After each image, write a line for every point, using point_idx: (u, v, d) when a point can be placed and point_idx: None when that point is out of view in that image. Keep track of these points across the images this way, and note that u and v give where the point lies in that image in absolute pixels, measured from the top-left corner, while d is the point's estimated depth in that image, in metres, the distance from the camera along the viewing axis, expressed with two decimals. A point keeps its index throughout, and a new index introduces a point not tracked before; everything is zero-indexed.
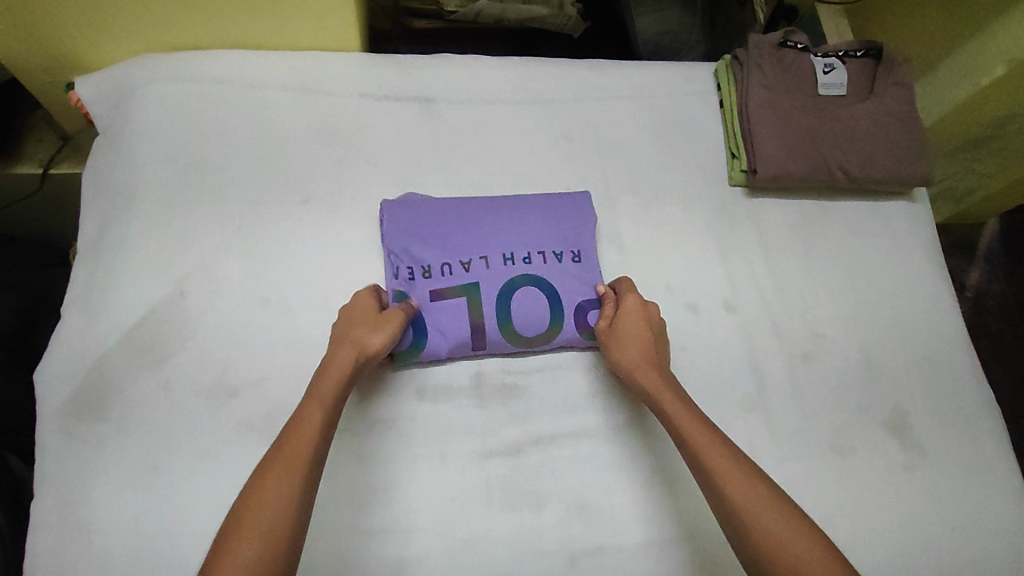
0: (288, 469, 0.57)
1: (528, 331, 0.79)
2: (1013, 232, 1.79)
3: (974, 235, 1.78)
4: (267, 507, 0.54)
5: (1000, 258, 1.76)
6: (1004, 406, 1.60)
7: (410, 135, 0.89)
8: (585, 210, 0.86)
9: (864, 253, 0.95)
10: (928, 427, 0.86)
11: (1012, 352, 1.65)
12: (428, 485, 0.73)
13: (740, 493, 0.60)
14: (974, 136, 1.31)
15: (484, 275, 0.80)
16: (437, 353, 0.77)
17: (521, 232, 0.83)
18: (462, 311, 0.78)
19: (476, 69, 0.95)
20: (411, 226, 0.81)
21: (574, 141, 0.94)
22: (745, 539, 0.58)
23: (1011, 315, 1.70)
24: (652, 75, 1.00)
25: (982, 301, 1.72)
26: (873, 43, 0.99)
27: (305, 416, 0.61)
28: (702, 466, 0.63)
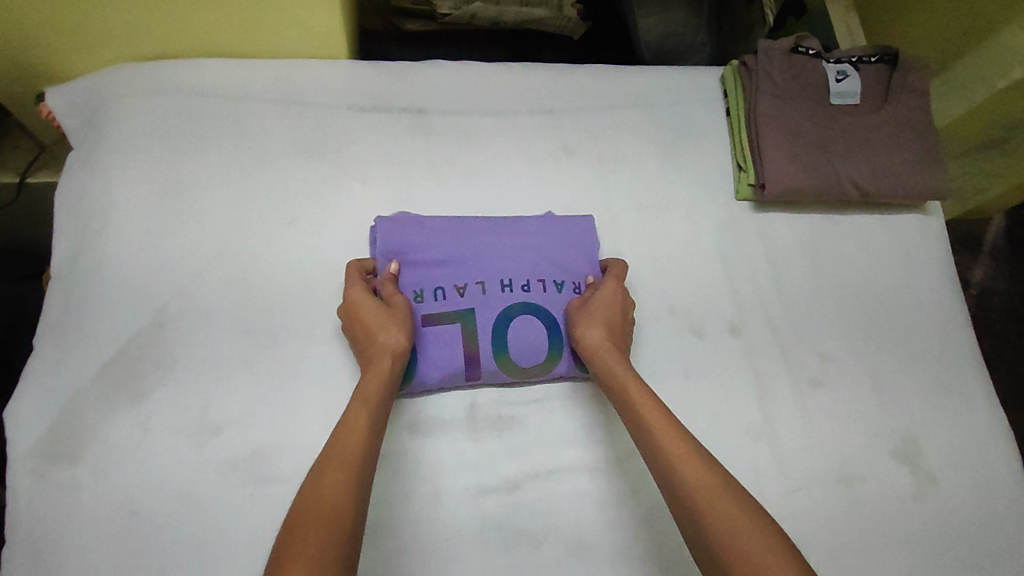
0: (340, 479, 0.56)
1: (524, 362, 0.75)
2: (1018, 228, 1.75)
3: (979, 232, 1.74)
4: (323, 508, 0.53)
5: (1006, 256, 1.72)
6: (1008, 407, 1.57)
7: (401, 148, 0.85)
8: (588, 238, 0.82)
9: (875, 271, 0.92)
10: (940, 454, 0.83)
11: (1016, 352, 1.63)
12: (420, 524, 0.70)
13: (689, 472, 0.57)
14: (986, 138, 1.27)
15: (479, 302, 0.75)
16: (428, 383, 0.73)
17: (520, 259, 0.79)
18: (456, 340, 0.74)
19: (471, 76, 0.90)
20: (404, 247, 0.77)
21: (573, 153, 0.89)
22: (688, 517, 0.55)
23: (1016, 314, 1.67)
24: (655, 82, 0.95)
25: (986, 299, 1.69)
26: (887, 48, 0.94)
27: (353, 418, 0.61)
28: (654, 445, 0.61)
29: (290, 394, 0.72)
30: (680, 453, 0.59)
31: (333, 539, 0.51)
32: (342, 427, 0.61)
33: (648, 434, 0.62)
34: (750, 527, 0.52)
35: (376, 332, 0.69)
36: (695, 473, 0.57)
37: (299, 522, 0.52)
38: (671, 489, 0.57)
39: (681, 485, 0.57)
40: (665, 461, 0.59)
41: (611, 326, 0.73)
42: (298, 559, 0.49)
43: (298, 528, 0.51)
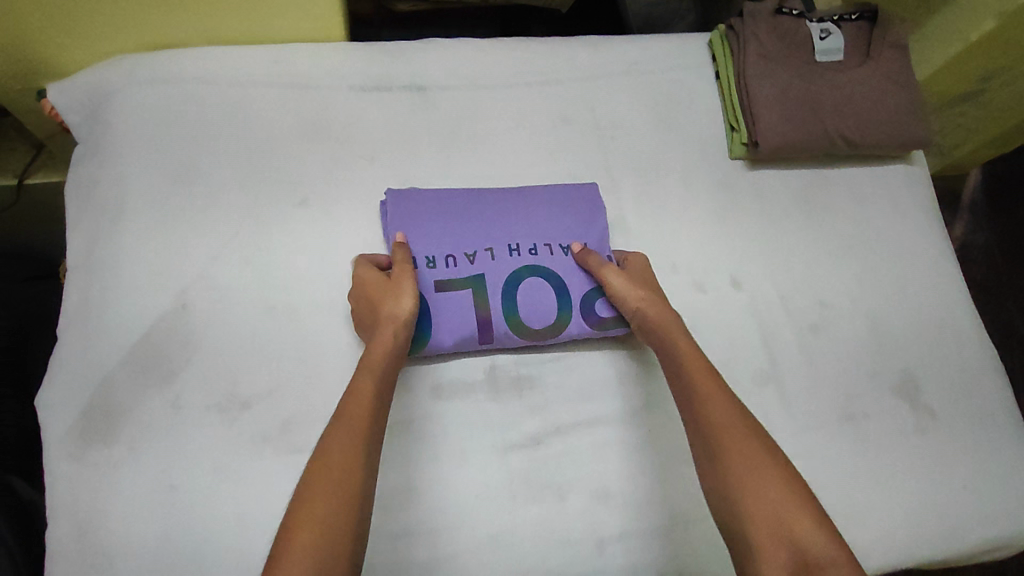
0: (352, 435, 0.60)
1: (534, 324, 0.77)
2: (994, 181, 1.81)
3: (958, 185, 1.81)
4: (340, 463, 0.58)
5: (982, 208, 1.79)
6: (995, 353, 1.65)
7: (405, 126, 0.86)
8: (595, 199, 0.85)
9: (865, 220, 0.95)
10: (937, 388, 0.88)
11: (994, 300, 1.71)
12: (450, 482, 0.73)
13: (722, 416, 0.65)
14: (963, 90, 1.35)
15: (489, 267, 0.78)
16: (443, 347, 0.75)
17: (528, 224, 0.82)
18: (468, 304, 0.76)
19: (468, 53, 0.92)
20: (416, 216, 0.79)
21: (571, 122, 0.92)
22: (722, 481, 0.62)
23: (995, 264, 1.74)
24: (646, 50, 0.98)
25: (966, 252, 1.76)
26: (866, 6, 0.97)
27: (361, 380, 0.65)
28: (691, 390, 0.68)
29: (314, 367, 0.75)
30: (712, 404, 0.66)
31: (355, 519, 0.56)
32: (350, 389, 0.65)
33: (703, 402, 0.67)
34: (784, 507, 0.58)
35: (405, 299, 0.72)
36: (722, 420, 0.64)
37: (317, 470, 0.58)
38: (713, 452, 0.64)
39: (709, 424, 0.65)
40: (700, 405, 0.66)
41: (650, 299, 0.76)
42: (310, 516, 0.54)
43: (318, 481, 0.57)
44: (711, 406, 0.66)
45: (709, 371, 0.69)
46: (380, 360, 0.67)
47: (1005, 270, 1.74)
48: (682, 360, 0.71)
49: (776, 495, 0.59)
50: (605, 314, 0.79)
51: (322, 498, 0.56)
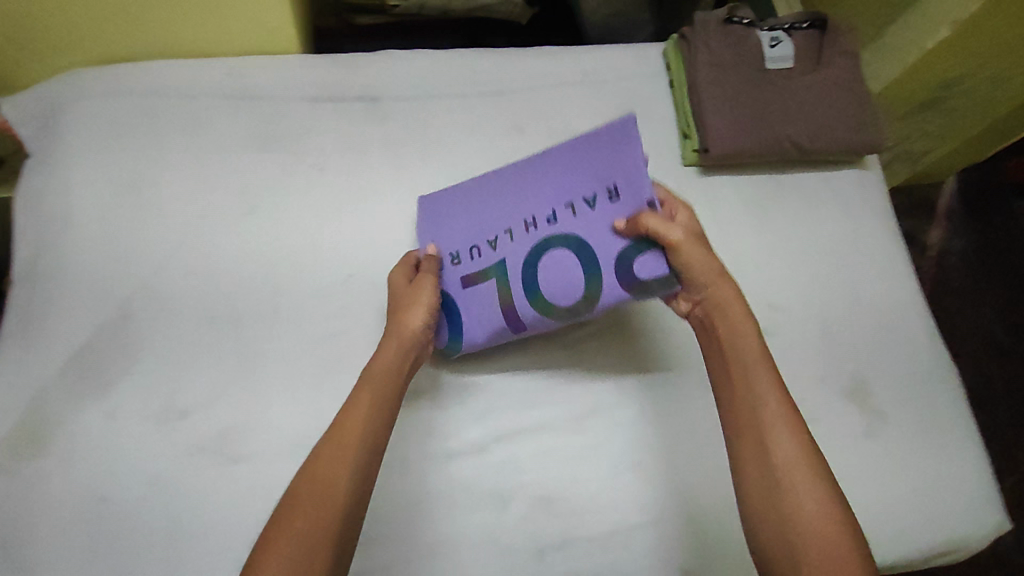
0: (337, 479, 0.57)
1: (560, 301, 0.72)
2: (969, 188, 1.83)
3: (931, 194, 1.84)
4: (315, 513, 0.55)
5: (959, 214, 1.81)
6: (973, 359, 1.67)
7: (357, 135, 0.87)
8: (629, 131, 0.67)
9: (816, 227, 0.97)
10: (886, 392, 0.89)
11: (973, 307, 1.73)
12: (390, 491, 0.73)
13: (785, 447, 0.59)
14: (925, 98, 1.38)
15: (508, 250, 0.75)
16: (479, 342, 0.76)
17: (540, 192, 0.74)
18: (491, 296, 0.75)
19: (424, 64, 0.93)
20: (443, 213, 0.80)
21: (524, 131, 0.92)
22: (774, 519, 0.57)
23: (973, 270, 1.76)
24: (601, 59, 0.99)
25: (943, 259, 1.78)
26: (817, 14, 0.98)
27: (352, 410, 0.62)
28: (749, 403, 0.62)
29: (253, 376, 0.76)
30: (775, 431, 0.60)
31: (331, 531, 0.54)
32: (340, 420, 0.62)
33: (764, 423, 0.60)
34: (842, 555, 0.53)
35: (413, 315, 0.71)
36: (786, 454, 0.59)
37: (289, 520, 0.54)
38: (768, 482, 0.58)
39: (776, 448, 0.59)
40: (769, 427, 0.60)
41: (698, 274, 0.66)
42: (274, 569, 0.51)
43: (283, 534, 0.53)
44: (774, 435, 0.60)
45: (773, 383, 0.62)
46: (372, 392, 0.64)
47: (977, 276, 1.75)
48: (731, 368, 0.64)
49: (825, 541, 0.54)
50: (647, 275, 0.67)
51: (304, 514, 0.54)
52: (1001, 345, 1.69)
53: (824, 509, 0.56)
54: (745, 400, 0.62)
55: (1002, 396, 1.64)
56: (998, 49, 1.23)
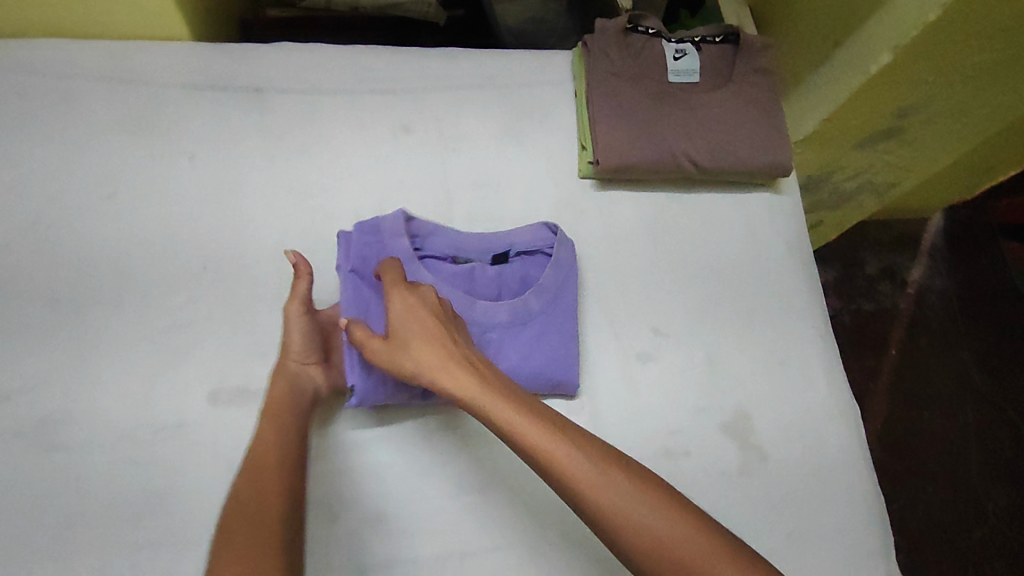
0: (253, 515, 0.57)
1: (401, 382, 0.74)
2: (953, 229, 1.88)
3: (918, 230, 1.88)
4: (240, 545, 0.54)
5: (942, 254, 1.85)
6: (944, 399, 1.68)
7: (234, 126, 0.85)
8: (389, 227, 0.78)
9: (716, 250, 0.91)
10: (769, 428, 0.83)
11: (948, 348, 1.74)
12: (212, 494, 0.69)
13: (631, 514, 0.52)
14: (880, 127, 1.31)
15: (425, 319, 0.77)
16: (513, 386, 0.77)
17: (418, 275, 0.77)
18: None
19: (316, 57, 0.91)
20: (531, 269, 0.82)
21: (412, 132, 0.90)
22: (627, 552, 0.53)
23: (951, 311, 1.78)
24: (504, 64, 0.96)
25: (924, 297, 1.80)
26: (731, 28, 0.95)
27: (262, 441, 0.64)
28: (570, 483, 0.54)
29: (84, 362, 0.73)
30: (614, 508, 0.53)
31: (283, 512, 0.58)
32: (246, 458, 0.63)
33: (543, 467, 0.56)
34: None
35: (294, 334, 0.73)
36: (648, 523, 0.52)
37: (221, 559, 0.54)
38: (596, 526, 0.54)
39: (623, 527, 0.52)
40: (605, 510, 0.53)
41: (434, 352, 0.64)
42: None
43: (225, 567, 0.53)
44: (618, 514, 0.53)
45: (555, 433, 0.56)
46: (280, 420, 0.67)
47: (975, 316, 1.78)
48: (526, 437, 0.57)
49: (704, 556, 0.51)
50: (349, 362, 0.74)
51: (239, 519, 0.56)
52: (993, 388, 1.71)
53: (637, 502, 0.53)
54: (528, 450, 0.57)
55: (966, 440, 1.64)
56: (950, 80, 1.17)
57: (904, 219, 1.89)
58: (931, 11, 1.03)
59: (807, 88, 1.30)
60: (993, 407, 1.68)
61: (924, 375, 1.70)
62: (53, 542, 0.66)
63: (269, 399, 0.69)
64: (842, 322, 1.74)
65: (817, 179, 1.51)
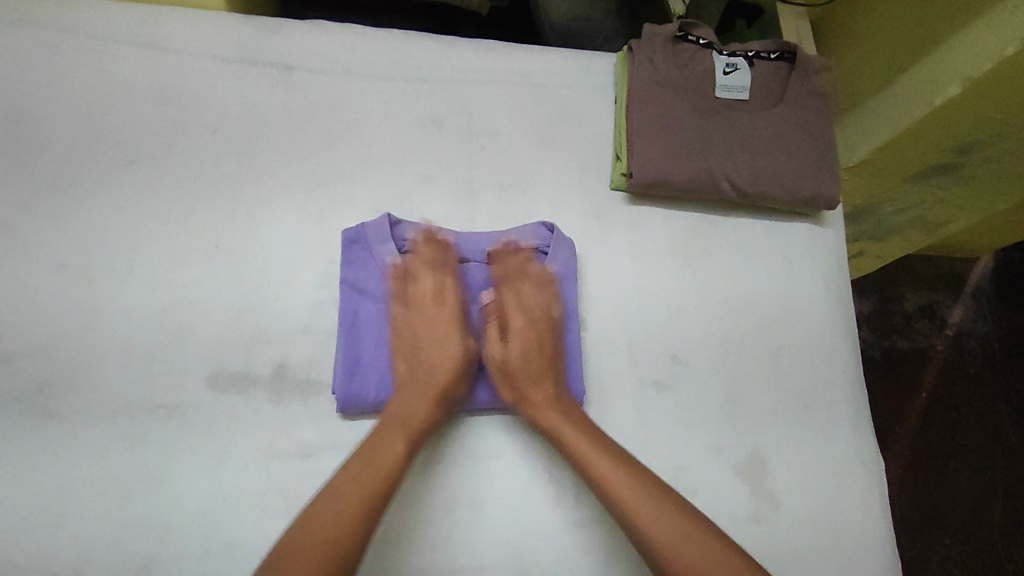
0: (360, 499, 0.60)
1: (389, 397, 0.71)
2: (1005, 274, 1.79)
3: (964, 270, 1.79)
4: (340, 533, 0.57)
5: (989, 299, 1.76)
6: (974, 452, 1.59)
7: (262, 103, 0.83)
8: (373, 237, 0.77)
9: (747, 278, 0.86)
10: (783, 473, 0.78)
11: (984, 398, 1.65)
12: (200, 479, 0.67)
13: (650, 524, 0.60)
14: (936, 162, 1.23)
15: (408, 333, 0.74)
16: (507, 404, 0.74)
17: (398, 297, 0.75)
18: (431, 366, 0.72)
19: (352, 37, 0.88)
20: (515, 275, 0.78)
21: (441, 125, 0.86)
22: (649, 556, 0.59)
23: (992, 359, 1.69)
24: (544, 63, 0.92)
25: (963, 341, 1.71)
26: (788, 45, 0.90)
27: (389, 440, 0.65)
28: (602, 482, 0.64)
29: (87, 329, 0.71)
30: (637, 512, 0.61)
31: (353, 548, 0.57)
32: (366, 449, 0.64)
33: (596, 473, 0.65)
34: None
35: (451, 354, 0.72)
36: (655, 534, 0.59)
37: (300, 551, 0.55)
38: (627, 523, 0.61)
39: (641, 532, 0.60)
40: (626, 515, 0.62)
41: (536, 357, 0.74)
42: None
43: (301, 558, 0.55)
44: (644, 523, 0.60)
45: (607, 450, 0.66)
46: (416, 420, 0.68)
47: (1017, 367, 1.69)
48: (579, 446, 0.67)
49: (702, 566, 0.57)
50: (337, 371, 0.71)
51: (320, 509, 0.59)
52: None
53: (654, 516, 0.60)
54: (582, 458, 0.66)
55: (992, 497, 1.55)
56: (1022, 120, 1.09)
57: (951, 257, 1.80)
58: (1009, 45, 0.96)
59: (862, 114, 1.23)
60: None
61: (953, 422, 1.62)
62: (35, 511, 0.64)
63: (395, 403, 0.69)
64: (873, 358, 1.66)
65: (862, 209, 1.44)
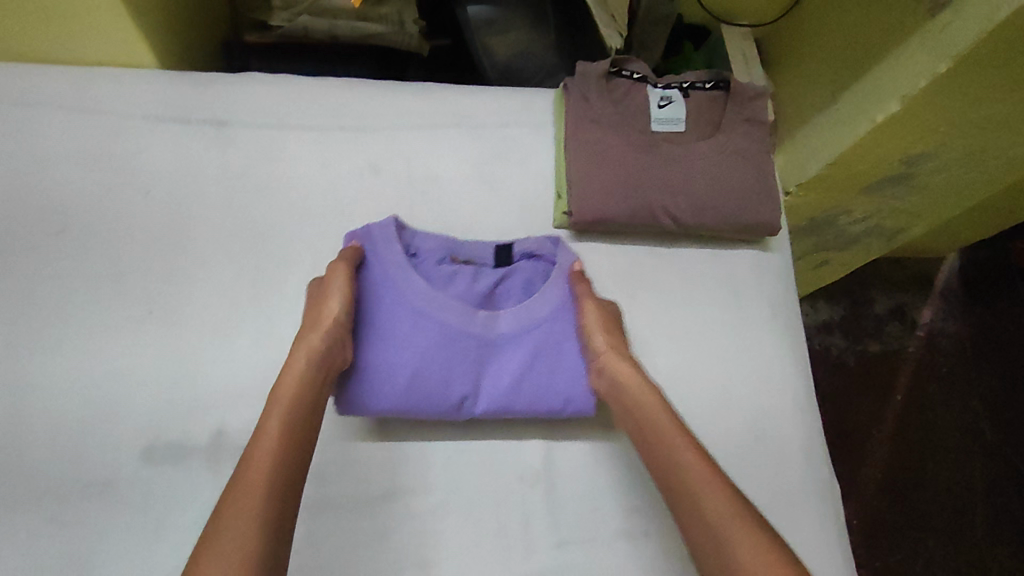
0: (261, 474, 0.56)
1: (424, 399, 0.72)
2: (971, 271, 1.80)
3: (930, 270, 1.80)
4: (242, 507, 0.53)
5: (957, 297, 1.77)
6: (950, 451, 1.60)
7: (196, 161, 0.82)
8: (387, 236, 0.77)
9: (698, 306, 0.86)
10: (742, 503, 0.77)
11: (958, 395, 1.66)
12: (136, 559, 0.65)
13: (703, 486, 0.59)
14: (887, 174, 1.25)
15: (438, 331, 0.73)
16: (548, 400, 0.74)
17: (416, 296, 0.74)
18: (461, 363, 0.74)
19: (287, 89, 0.87)
20: (521, 274, 0.81)
21: (380, 173, 0.86)
22: (691, 530, 0.58)
23: (963, 357, 1.70)
24: (483, 103, 0.92)
25: (935, 340, 1.72)
26: (721, 74, 0.91)
27: (272, 411, 0.61)
28: (671, 456, 0.62)
29: (15, 409, 0.69)
30: (687, 480, 0.60)
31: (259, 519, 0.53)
32: (260, 427, 0.60)
33: (673, 458, 0.62)
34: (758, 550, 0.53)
35: (324, 316, 0.70)
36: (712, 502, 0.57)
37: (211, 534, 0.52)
38: (680, 489, 0.60)
39: (692, 495, 0.59)
40: (680, 482, 0.60)
41: (621, 363, 0.72)
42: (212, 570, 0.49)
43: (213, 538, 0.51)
44: (695, 489, 0.59)
45: (676, 430, 0.64)
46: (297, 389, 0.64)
47: (988, 364, 1.70)
48: (654, 429, 0.65)
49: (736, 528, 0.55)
50: (359, 376, 0.72)
51: (233, 494, 0.55)
52: (1003, 440, 1.62)
53: (705, 481, 0.59)
54: (657, 433, 0.65)
55: (971, 496, 1.56)
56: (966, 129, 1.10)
57: (917, 257, 1.81)
58: (942, 61, 0.96)
59: (809, 134, 1.24)
60: (1002, 459, 1.61)
61: (929, 423, 1.62)
62: None
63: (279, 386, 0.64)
64: (845, 363, 1.67)
65: (821, 220, 1.45)
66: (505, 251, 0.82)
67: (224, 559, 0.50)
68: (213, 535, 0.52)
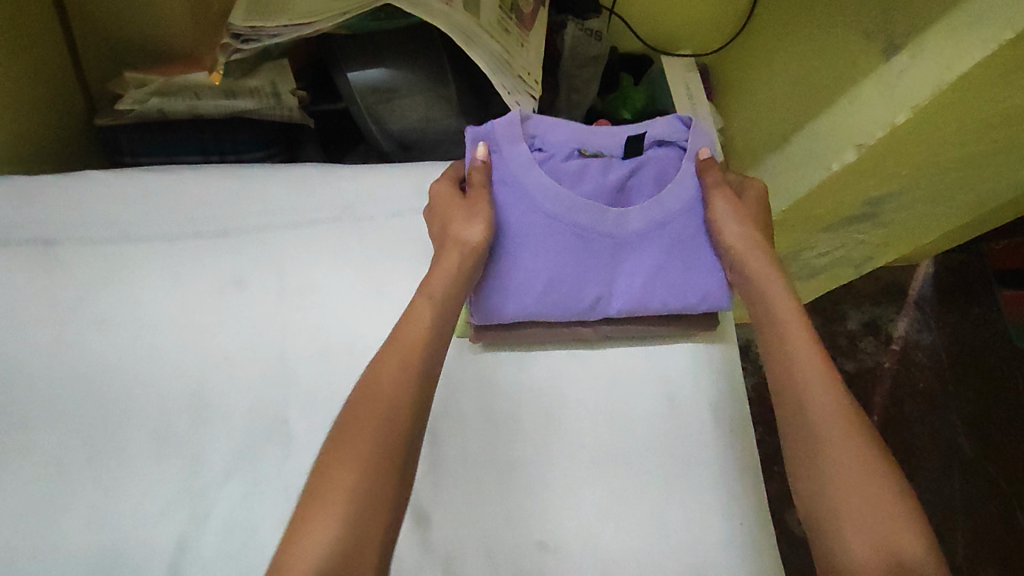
0: (378, 426, 0.54)
1: (551, 295, 0.69)
2: (947, 274, 1.60)
3: (903, 279, 1.60)
4: (358, 457, 0.53)
5: (932, 306, 1.58)
6: (926, 471, 1.43)
7: (15, 294, 0.68)
8: (512, 129, 0.70)
9: (625, 423, 0.73)
10: None
11: (935, 411, 1.49)
12: None
13: (841, 453, 0.53)
14: (848, 214, 1.10)
15: (562, 227, 0.69)
16: (685, 301, 0.70)
17: (554, 190, 0.69)
18: (586, 258, 0.69)
19: (131, 193, 0.74)
20: (657, 165, 0.73)
21: (245, 286, 0.72)
22: (808, 489, 0.55)
23: (942, 372, 1.52)
24: (370, 189, 0.78)
25: (909, 354, 1.54)
26: None
27: (416, 313, 0.62)
28: (805, 395, 0.57)
29: None
30: (830, 443, 0.54)
31: (383, 480, 0.53)
32: (388, 347, 0.59)
33: (806, 398, 0.57)
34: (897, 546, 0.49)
35: (459, 224, 0.66)
36: (858, 474, 0.52)
37: (314, 490, 0.52)
38: (812, 454, 0.55)
39: (823, 455, 0.54)
40: (818, 442, 0.55)
41: (761, 269, 0.66)
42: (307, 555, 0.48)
43: (319, 494, 0.51)
44: (836, 462, 0.53)
45: (835, 385, 0.57)
46: (439, 300, 0.63)
47: (967, 378, 1.52)
48: (794, 379, 0.58)
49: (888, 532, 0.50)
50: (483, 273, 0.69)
51: (343, 441, 0.54)
52: (985, 457, 1.45)
53: (855, 451, 0.53)
54: (802, 386, 0.57)
55: (953, 514, 1.40)
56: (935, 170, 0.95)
57: (893, 265, 1.60)
58: (898, 113, 0.79)
59: (764, 174, 1.09)
60: (984, 478, 1.43)
61: (907, 443, 1.46)
62: None
63: (429, 283, 0.64)
64: None
65: (785, 255, 1.31)
66: (636, 139, 0.74)
67: (312, 540, 0.49)
68: (311, 501, 0.51)
